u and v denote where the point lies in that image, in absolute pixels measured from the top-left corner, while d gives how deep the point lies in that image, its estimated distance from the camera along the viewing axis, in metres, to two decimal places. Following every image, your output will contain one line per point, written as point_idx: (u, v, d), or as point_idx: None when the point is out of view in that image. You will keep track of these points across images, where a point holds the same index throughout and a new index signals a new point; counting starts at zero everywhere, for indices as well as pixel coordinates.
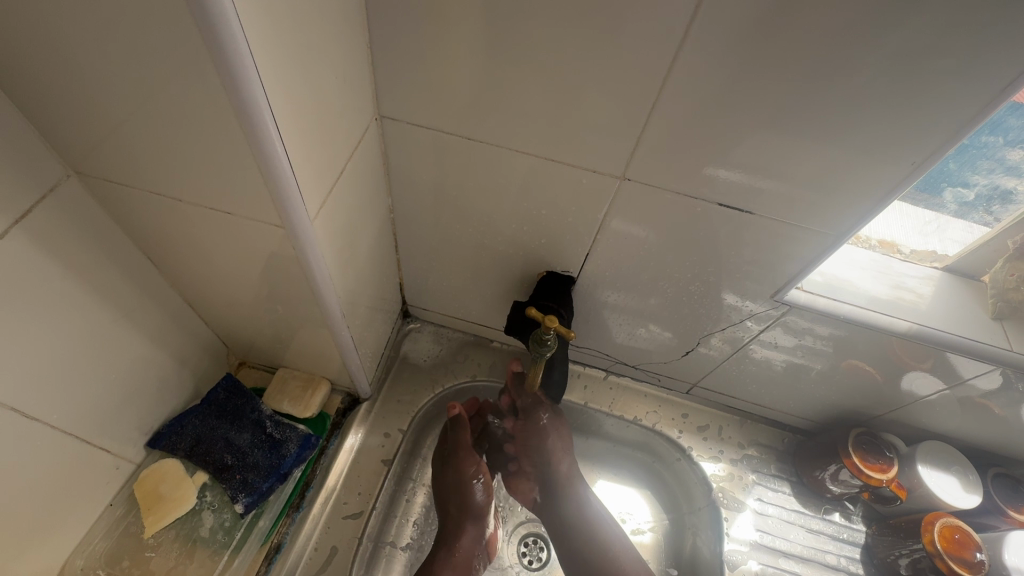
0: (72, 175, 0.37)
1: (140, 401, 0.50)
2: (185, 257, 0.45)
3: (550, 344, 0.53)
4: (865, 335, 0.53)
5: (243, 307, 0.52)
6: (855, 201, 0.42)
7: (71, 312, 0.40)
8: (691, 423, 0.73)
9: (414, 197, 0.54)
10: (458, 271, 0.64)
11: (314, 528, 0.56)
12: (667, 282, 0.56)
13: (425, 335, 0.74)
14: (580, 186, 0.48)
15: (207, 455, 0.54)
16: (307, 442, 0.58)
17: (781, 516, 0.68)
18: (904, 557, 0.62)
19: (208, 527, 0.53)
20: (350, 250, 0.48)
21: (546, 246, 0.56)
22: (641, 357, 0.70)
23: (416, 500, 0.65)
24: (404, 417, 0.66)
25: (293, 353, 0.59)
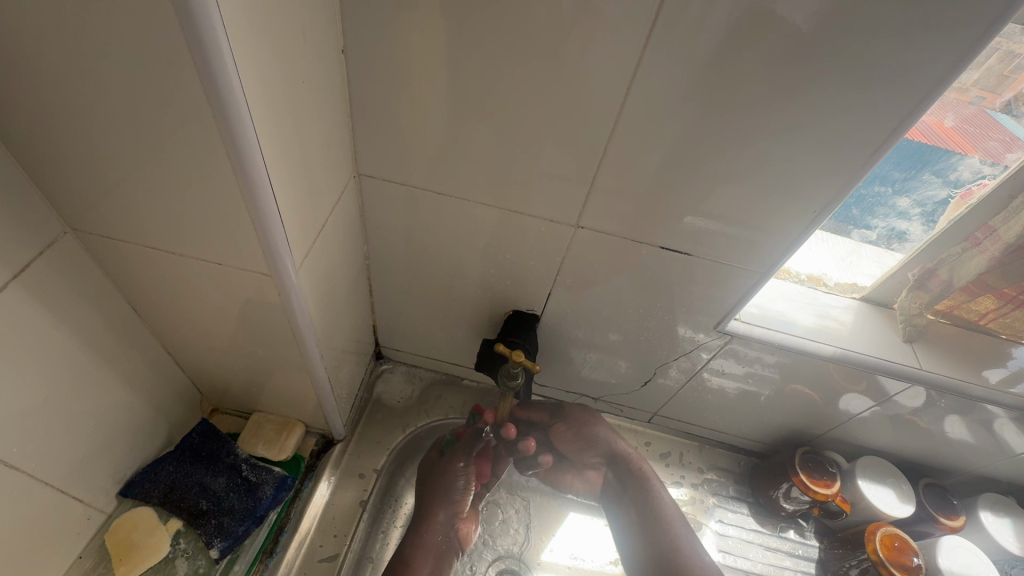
0: (68, 232, 0.40)
1: (115, 447, 0.50)
2: (169, 305, 0.47)
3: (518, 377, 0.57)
4: (800, 360, 0.59)
5: (221, 352, 0.54)
6: (774, 240, 0.49)
7: (56, 357, 0.42)
8: (653, 449, 0.77)
9: (389, 246, 0.59)
10: (429, 312, 0.67)
11: (287, 573, 0.56)
12: (625, 318, 0.62)
13: (397, 375, 0.77)
14: (540, 232, 0.54)
15: (182, 501, 0.54)
16: (283, 484, 0.59)
17: (741, 535, 0.72)
18: (853, 568, 0.66)
19: (182, 574, 0.52)
20: (328, 294, 0.51)
21: (512, 287, 0.61)
22: (604, 389, 0.74)
23: (387, 555, 0.63)
24: (378, 456, 0.68)
25: (268, 396, 0.60)
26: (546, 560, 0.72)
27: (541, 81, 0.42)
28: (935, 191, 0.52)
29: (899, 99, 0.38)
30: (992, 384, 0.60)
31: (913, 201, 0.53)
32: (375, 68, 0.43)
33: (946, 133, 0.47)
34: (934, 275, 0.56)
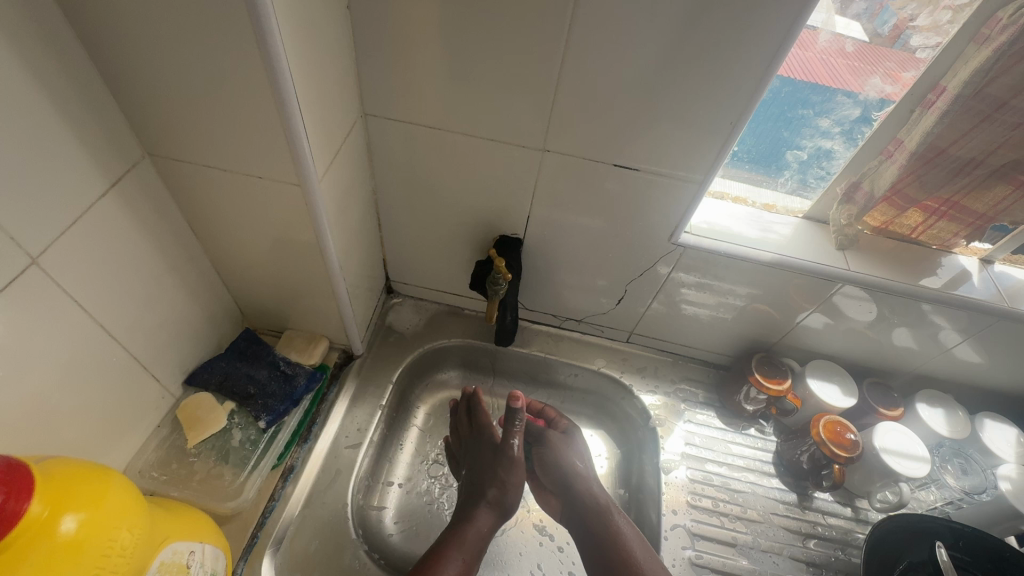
0: (146, 155, 0.51)
1: (181, 343, 0.63)
2: (218, 221, 0.59)
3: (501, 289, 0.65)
4: (744, 266, 0.69)
5: (259, 269, 0.66)
6: (706, 153, 0.58)
7: (140, 258, 0.53)
8: (631, 365, 0.88)
9: (392, 179, 0.70)
10: (430, 243, 0.78)
11: (319, 454, 0.70)
12: (595, 236, 0.72)
13: (406, 307, 0.89)
14: (517, 160, 0.64)
15: (234, 386, 0.65)
16: (313, 377, 0.70)
17: (708, 432, 0.82)
18: (804, 455, 0.76)
19: (237, 440, 0.63)
20: (343, 214, 0.63)
21: (498, 214, 0.71)
22: (584, 310, 0.85)
23: (400, 456, 0.81)
24: (390, 371, 0.81)
25: (298, 312, 0.72)
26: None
27: (506, 23, 0.51)
28: (849, 110, 0.61)
29: (790, 18, 0.46)
30: (930, 286, 0.68)
31: (833, 121, 0.62)
32: (372, 18, 0.54)
33: (852, 57, 0.57)
34: (858, 188, 0.66)
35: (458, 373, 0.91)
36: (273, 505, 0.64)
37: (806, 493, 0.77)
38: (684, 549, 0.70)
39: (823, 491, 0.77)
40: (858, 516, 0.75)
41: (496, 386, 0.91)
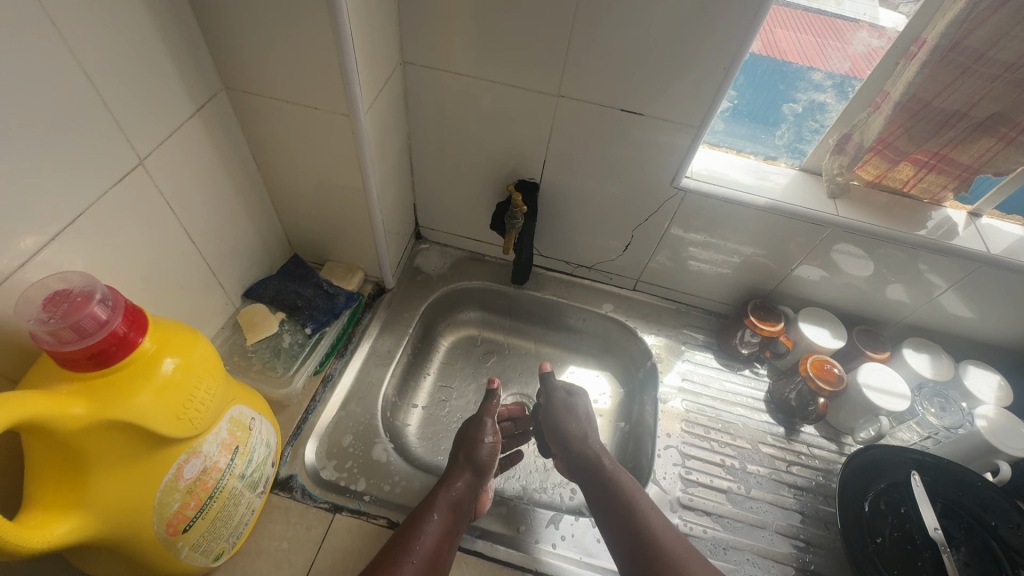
0: (223, 89, 0.61)
1: (242, 260, 0.73)
2: (277, 152, 0.69)
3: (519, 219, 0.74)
4: (740, 210, 0.76)
5: (308, 200, 0.76)
6: (705, 97, 0.65)
7: (215, 178, 0.63)
8: (636, 310, 0.95)
9: (425, 125, 0.79)
10: (457, 188, 0.87)
11: (353, 367, 0.80)
12: (604, 182, 0.79)
13: (432, 251, 0.98)
14: (536, 105, 0.72)
15: (284, 299, 0.75)
16: (351, 298, 0.80)
17: (705, 372, 0.89)
18: (792, 392, 0.82)
19: (287, 342, 0.73)
20: (382, 151, 0.72)
21: (517, 158, 0.79)
22: (595, 256, 0.93)
23: (424, 382, 0.91)
24: (416, 306, 0.91)
25: (339, 243, 0.82)
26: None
27: None
28: (840, 64, 0.69)
29: None
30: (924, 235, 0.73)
31: (824, 74, 0.70)
32: None
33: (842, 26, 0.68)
34: (851, 139, 0.71)
35: (478, 313, 1.00)
36: (313, 405, 0.74)
37: (793, 428, 0.83)
38: (675, 465, 0.77)
39: (809, 427, 0.83)
40: (841, 450, 0.81)
41: (512, 328, 1.00)
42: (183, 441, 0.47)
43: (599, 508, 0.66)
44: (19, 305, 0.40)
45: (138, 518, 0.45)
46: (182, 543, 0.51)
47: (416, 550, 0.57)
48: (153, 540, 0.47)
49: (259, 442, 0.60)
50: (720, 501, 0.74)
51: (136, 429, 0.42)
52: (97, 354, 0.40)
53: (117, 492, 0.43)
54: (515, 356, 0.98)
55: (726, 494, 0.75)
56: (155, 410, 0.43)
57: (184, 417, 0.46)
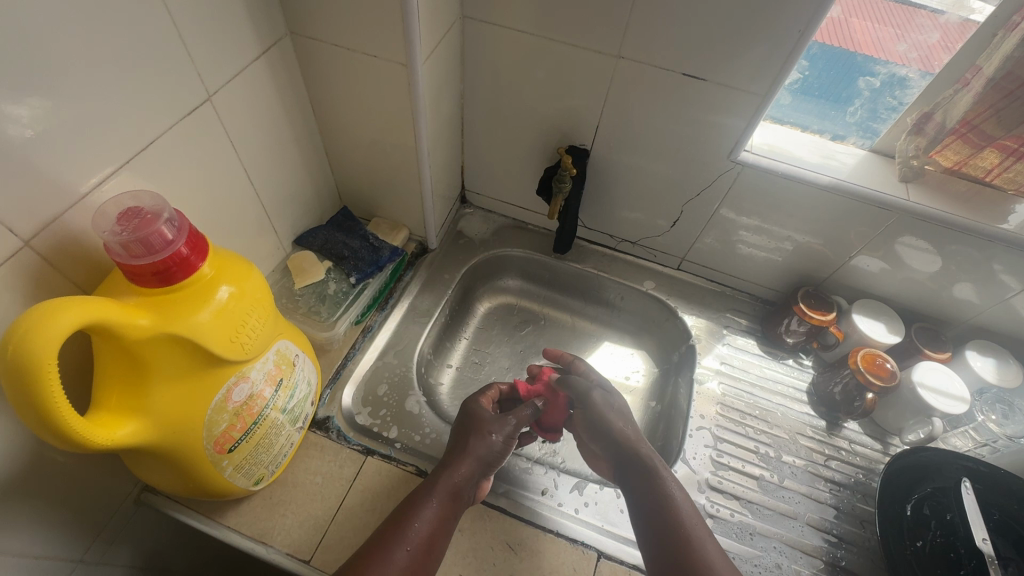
0: (289, 34, 0.63)
1: (295, 207, 0.75)
2: (334, 101, 0.70)
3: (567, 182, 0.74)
4: (800, 189, 0.72)
5: (360, 153, 0.77)
6: (775, 64, 0.61)
7: (275, 122, 0.65)
8: (678, 290, 0.93)
9: (480, 84, 0.78)
10: (506, 151, 0.87)
11: (392, 321, 0.82)
12: (657, 152, 0.77)
13: (476, 216, 0.99)
14: (593, 67, 0.70)
15: (332, 248, 0.77)
16: (395, 253, 0.81)
17: (745, 357, 0.86)
18: (837, 386, 0.79)
19: (332, 290, 0.75)
20: (436, 106, 0.72)
21: (569, 123, 0.78)
22: (640, 231, 0.91)
23: (458, 344, 0.92)
24: (457, 267, 0.92)
25: (386, 199, 0.84)
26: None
27: None
28: (931, 33, 0.64)
29: None
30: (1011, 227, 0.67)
31: (907, 47, 0.65)
32: None
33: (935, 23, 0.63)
34: (931, 118, 0.67)
35: (517, 281, 1.00)
36: (353, 353, 0.77)
37: (836, 422, 0.80)
38: (706, 447, 0.76)
39: (853, 423, 0.80)
40: (887, 450, 0.77)
41: (550, 298, 1.00)
42: (233, 365, 0.50)
43: (633, 500, 0.59)
44: (98, 218, 0.42)
45: (190, 431, 0.48)
46: (227, 462, 0.54)
47: (410, 537, 0.54)
48: (202, 454, 0.51)
49: (302, 380, 0.63)
50: (750, 487, 0.72)
51: (193, 346, 0.45)
52: (162, 271, 0.43)
53: (173, 403, 0.46)
54: (550, 328, 0.98)
55: (757, 481, 0.73)
56: (210, 330, 0.45)
57: (235, 342, 0.48)
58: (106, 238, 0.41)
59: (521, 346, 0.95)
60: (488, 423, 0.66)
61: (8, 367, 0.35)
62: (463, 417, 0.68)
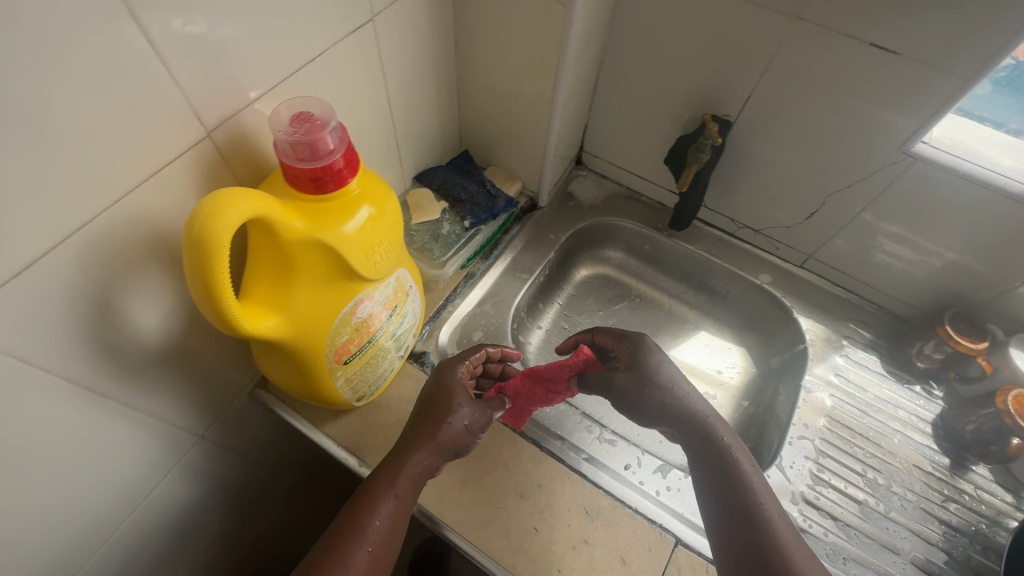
0: None
1: (422, 143, 0.76)
2: (480, 39, 0.69)
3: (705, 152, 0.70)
4: (982, 194, 0.62)
5: (493, 97, 0.76)
6: (991, 40, 0.52)
7: (423, 53, 0.66)
8: (797, 289, 0.86)
9: (626, 37, 0.74)
10: (636, 114, 0.83)
11: (494, 272, 0.82)
12: (811, 132, 0.70)
13: (589, 180, 0.96)
14: (760, 28, 0.64)
15: (450, 190, 0.77)
16: (509, 204, 0.80)
17: (863, 374, 0.78)
18: (972, 424, 0.70)
19: (445, 231, 0.75)
20: (579, 55, 0.69)
21: (716, 89, 0.73)
22: (767, 219, 0.84)
23: (550, 307, 0.91)
24: (563, 228, 0.90)
25: (507, 148, 0.83)
26: (672, 356, 0.89)
27: None
28: None
29: None
30: None
31: None
32: None
33: None
34: None
35: (620, 253, 0.96)
36: (453, 296, 0.77)
37: (962, 464, 0.71)
38: (806, 460, 0.70)
39: (983, 469, 0.71)
40: (1020, 505, 0.68)
41: (651, 277, 0.96)
42: (364, 283, 0.51)
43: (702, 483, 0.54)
44: (273, 117, 0.44)
45: (318, 336, 0.51)
46: (341, 373, 0.57)
47: (368, 534, 0.48)
48: (323, 361, 0.53)
49: (411, 312, 0.65)
50: (851, 510, 0.67)
51: (336, 255, 0.47)
52: (321, 178, 0.44)
53: (309, 306, 0.48)
54: (647, 307, 0.95)
55: (859, 506, 0.67)
56: (352, 243, 0.47)
57: (370, 260, 0.50)
58: (279, 137, 0.43)
59: (613, 320, 0.92)
60: (453, 405, 0.56)
61: (193, 242, 0.37)
62: (430, 387, 0.59)
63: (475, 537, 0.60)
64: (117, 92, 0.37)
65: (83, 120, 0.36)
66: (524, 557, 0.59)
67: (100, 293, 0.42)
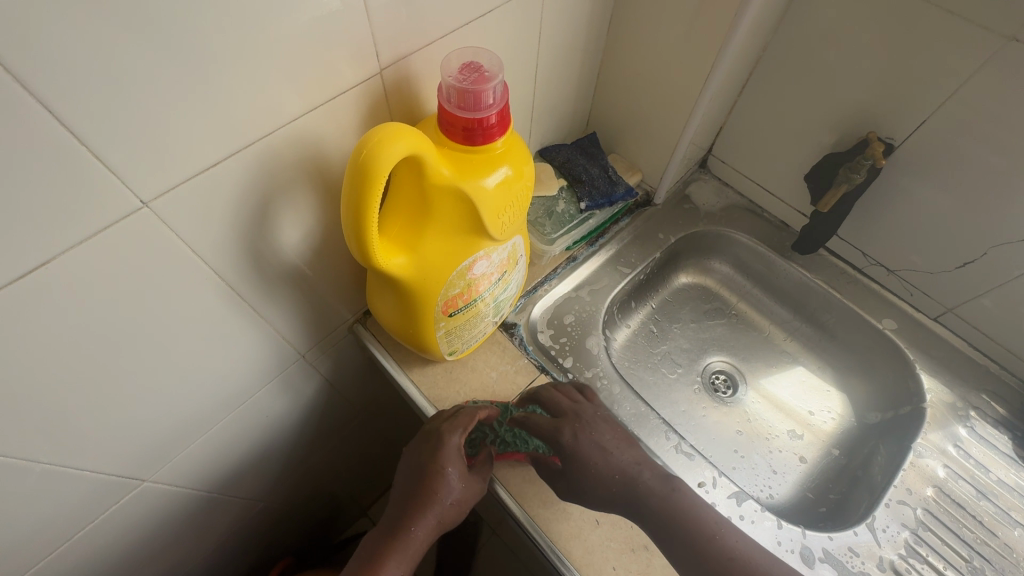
0: None
1: (553, 118, 0.76)
2: (638, 19, 0.68)
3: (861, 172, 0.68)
4: None
5: (635, 81, 0.74)
6: None
7: (579, 25, 0.66)
8: (924, 344, 0.77)
9: (792, 39, 0.70)
10: (780, 123, 0.78)
11: (596, 260, 0.81)
12: (990, 172, 0.62)
13: (709, 185, 0.91)
14: (960, 44, 0.57)
15: (572, 169, 0.77)
16: (628, 194, 0.80)
17: (987, 453, 0.69)
18: None
19: (560, 209, 0.76)
20: (741, 49, 0.65)
21: (885, 107, 0.66)
22: (906, 260, 0.76)
23: (642, 307, 0.87)
24: (674, 229, 0.87)
25: (635, 138, 0.81)
26: (761, 386, 0.85)
27: None
28: None
29: None
30: None
31: None
32: None
33: None
34: None
35: (726, 268, 0.92)
36: (552, 275, 0.77)
37: None
38: (903, 529, 0.63)
39: None
40: None
41: (756, 299, 0.90)
42: (487, 241, 0.52)
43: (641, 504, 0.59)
44: (444, 61, 0.45)
45: (434, 282, 0.52)
46: (444, 323, 0.58)
47: None
48: (430, 308, 0.55)
49: (515, 282, 0.65)
50: None
51: (472, 207, 0.47)
52: (475, 128, 0.45)
53: (434, 253, 0.50)
54: (743, 330, 0.90)
55: None
56: (488, 198, 0.48)
57: (498, 219, 0.51)
58: (447, 81, 0.44)
59: (705, 334, 0.88)
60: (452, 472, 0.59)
61: (358, 165, 0.39)
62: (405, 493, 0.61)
63: (535, 514, 0.60)
64: (324, 15, 0.39)
65: (294, 35, 0.39)
66: (580, 545, 0.58)
67: (262, 200, 0.46)
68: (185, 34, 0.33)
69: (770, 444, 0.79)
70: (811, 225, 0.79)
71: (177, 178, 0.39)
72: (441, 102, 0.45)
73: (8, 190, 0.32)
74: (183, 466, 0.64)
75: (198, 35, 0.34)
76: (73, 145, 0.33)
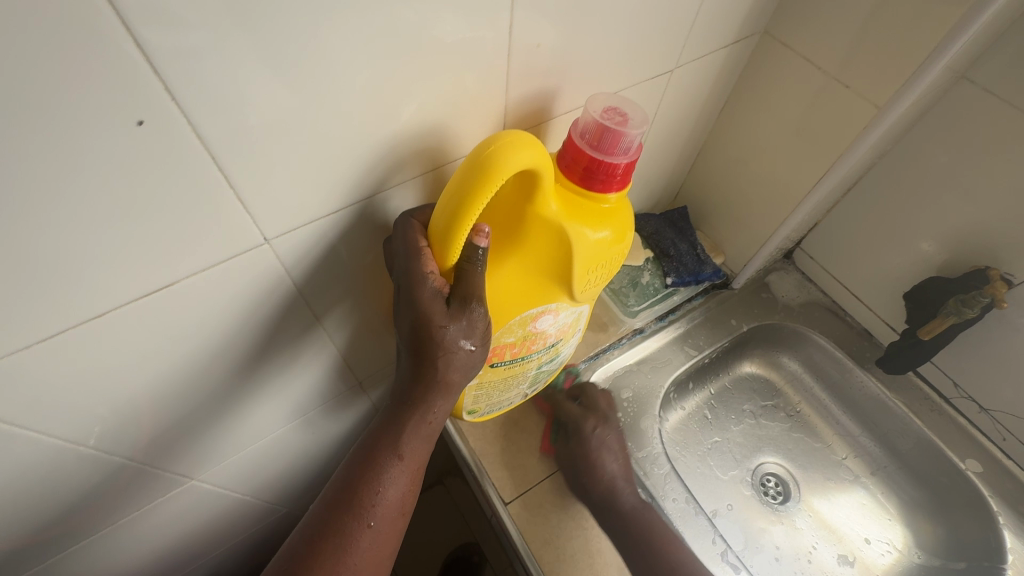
0: (761, 33, 0.61)
1: (644, 190, 0.76)
2: (751, 110, 0.67)
3: (975, 308, 0.64)
4: None
5: (734, 166, 0.73)
6: None
7: (692, 110, 0.66)
8: (1011, 496, 0.71)
9: (911, 155, 0.67)
10: (881, 233, 0.74)
11: (664, 336, 0.79)
12: None
13: (791, 278, 0.88)
14: None
15: (661, 243, 0.79)
16: (715, 274, 0.81)
17: None
18: None
19: (644, 280, 0.78)
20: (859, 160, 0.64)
21: (1007, 242, 0.63)
22: (1003, 402, 0.71)
23: (697, 392, 0.83)
24: (748, 316, 0.84)
25: (725, 221, 0.79)
26: (811, 501, 0.79)
27: None
28: None
29: None
30: None
31: None
32: None
33: None
34: None
35: (797, 366, 0.87)
36: (617, 344, 0.75)
37: None
38: None
39: None
40: None
41: (825, 407, 0.85)
42: (563, 294, 0.51)
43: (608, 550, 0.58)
44: (590, 99, 0.46)
45: (505, 308, 0.50)
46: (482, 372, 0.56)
47: (378, 508, 0.44)
48: (503, 335, 0.52)
49: (563, 354, 0.63)
50: None
51: (565, 247, 0.46)
52: (597, 170, 0.45)
53: (510, 278, 0.48)
54: (803, 437, 0.84)
55: None
56: (585, 249, 0.47)
57: (585, 275, 0.50)
58: (589, 116, 0.44)
59: (762, 433, 0.84)
60: (450, 335, 0.43)
61: (484, 159, 0.38)
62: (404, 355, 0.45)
63: None
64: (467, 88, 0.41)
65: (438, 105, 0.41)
66: None
67: (366, 244, 0.47)
68: (349, 101, 0.35)
69: (816, 566, 0.73)
70: (900, 342, 0.75)
71: (301, 220, 0.40)
72: (573, 136, 0.45)
73: (161, 224, 0.34)
74: (229, 470, 0.65)
75: (361, 102, 0.36)
76: (223, 188, 0.34)
